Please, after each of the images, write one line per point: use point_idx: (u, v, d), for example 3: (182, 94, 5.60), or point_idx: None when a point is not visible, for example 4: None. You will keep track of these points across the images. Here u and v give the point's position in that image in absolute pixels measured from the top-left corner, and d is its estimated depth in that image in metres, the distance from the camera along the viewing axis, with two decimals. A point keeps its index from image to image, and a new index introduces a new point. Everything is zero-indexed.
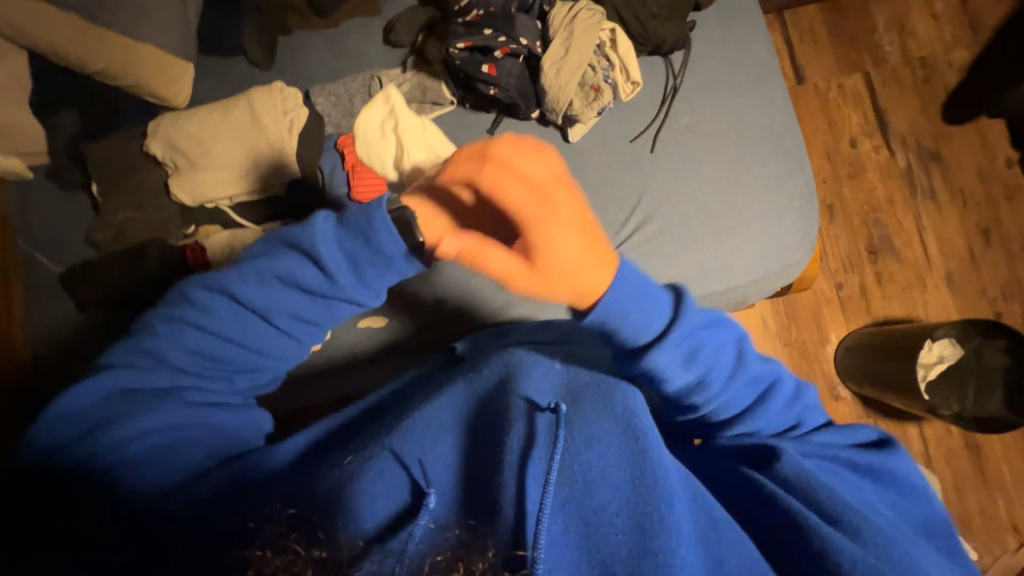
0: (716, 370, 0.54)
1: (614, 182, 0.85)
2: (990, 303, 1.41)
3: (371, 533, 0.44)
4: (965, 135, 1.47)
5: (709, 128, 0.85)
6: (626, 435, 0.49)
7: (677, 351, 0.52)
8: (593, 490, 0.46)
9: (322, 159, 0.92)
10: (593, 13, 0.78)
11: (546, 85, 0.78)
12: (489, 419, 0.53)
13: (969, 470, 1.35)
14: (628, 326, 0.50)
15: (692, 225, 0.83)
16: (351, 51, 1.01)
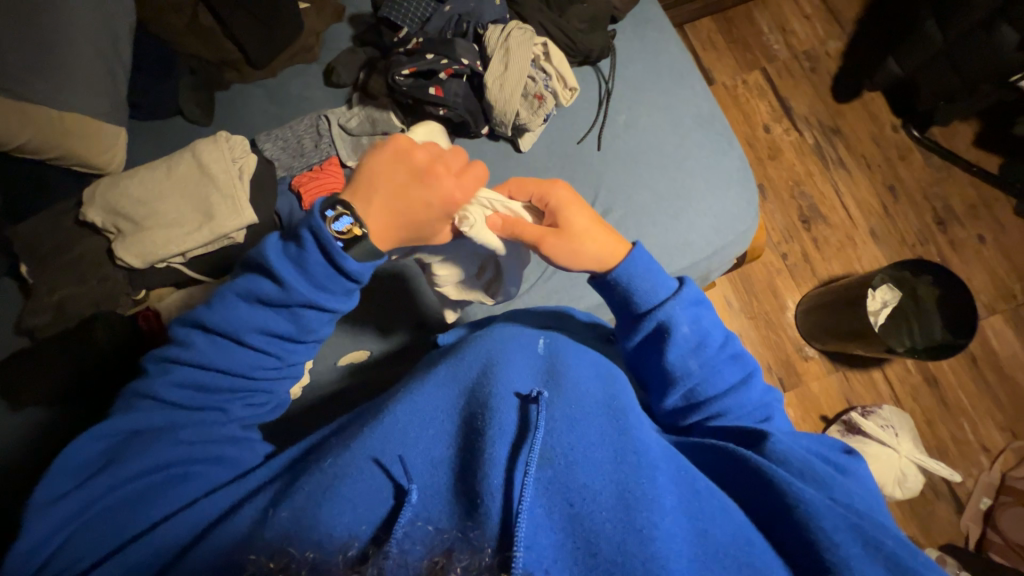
0: (708, 340, 0.58)
1: (569, 180, 0.90)
2: (911, 249, 1.57)
3: (354, 536, 0.39)
4: (855, 110, 1.68)
5: (645, 121, 0.93)
6: (609, 416, 0.49)
7: (682, 315, 0.57)
8: (578, 473, 0.43)
9: (278, 203, 0.91)
10: (525, 31, 0.85)
11: (492, 100, 0.83)
12: (467, 409, 0.49)
13: (932, 402, 1.46)
14: (647, 278, 0.58)
15: (648, 209, 0.88)
16: (293, 96, 1.02)
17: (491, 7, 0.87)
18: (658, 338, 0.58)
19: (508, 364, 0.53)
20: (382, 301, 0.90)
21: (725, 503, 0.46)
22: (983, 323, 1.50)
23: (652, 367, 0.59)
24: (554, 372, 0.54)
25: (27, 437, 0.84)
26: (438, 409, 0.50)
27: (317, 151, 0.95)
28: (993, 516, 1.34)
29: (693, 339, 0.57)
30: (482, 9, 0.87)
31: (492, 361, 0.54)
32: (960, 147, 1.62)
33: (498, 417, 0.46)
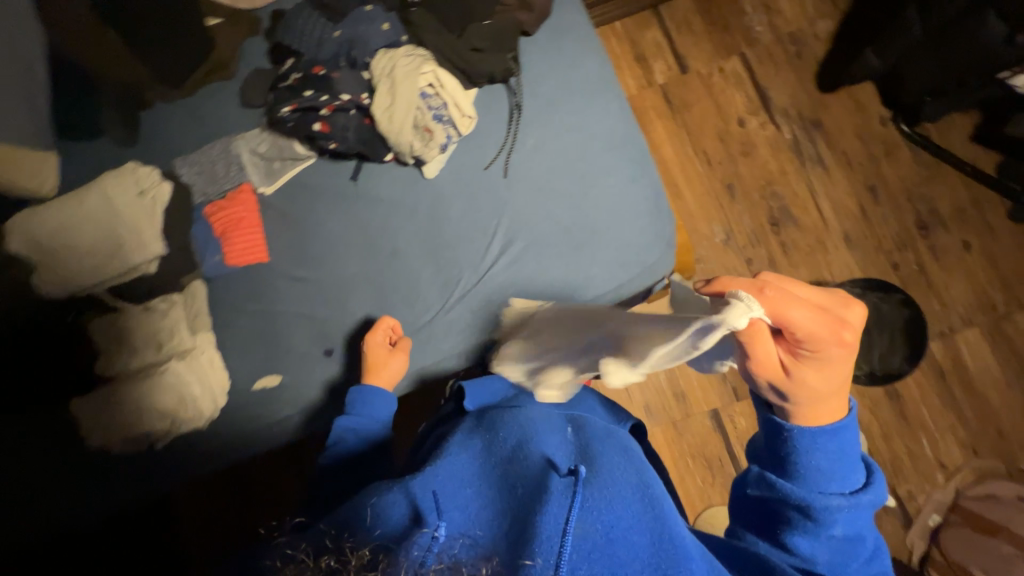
0: (859, 549, 0.54)
1: (475, 209, 0.90)
2: (887, 255, 1.48)
3: (381, 543, 0.48)
4: (841, 100, 1.55)
5: (554, 145, 0.89)
6: (645, 503, 0.54)
7: (842, 515, 0.53)
8: (617, 548, 0.48)
9: (194, 229, 0.94)
10: (409, 61, 0.87)
11: (383, 132, 0.87)
12: (508, 477, 0.58)
13: (891, 416, 1.41)
14: (832, 463, 0.53)
15: (551, 240, 0.87)
16: (210, 114, 1.01)
17: (379, 34, 0.90)
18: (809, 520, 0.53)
19: (545, 445, 0.62)
20: (295, 329, 0.93)
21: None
22: (957, 335, 1.43)
23: (768, 534, 0.56)
24: (587, 456, 0.61)
25: None
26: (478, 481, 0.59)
27: (228, 177, 0.95)
28: (940, 533, 1.32)
29: (842, 539, 0.53)
30: (369, 34, 0.89)
31: (525, 438, 0.64)
32: (955, 142, 1.48)
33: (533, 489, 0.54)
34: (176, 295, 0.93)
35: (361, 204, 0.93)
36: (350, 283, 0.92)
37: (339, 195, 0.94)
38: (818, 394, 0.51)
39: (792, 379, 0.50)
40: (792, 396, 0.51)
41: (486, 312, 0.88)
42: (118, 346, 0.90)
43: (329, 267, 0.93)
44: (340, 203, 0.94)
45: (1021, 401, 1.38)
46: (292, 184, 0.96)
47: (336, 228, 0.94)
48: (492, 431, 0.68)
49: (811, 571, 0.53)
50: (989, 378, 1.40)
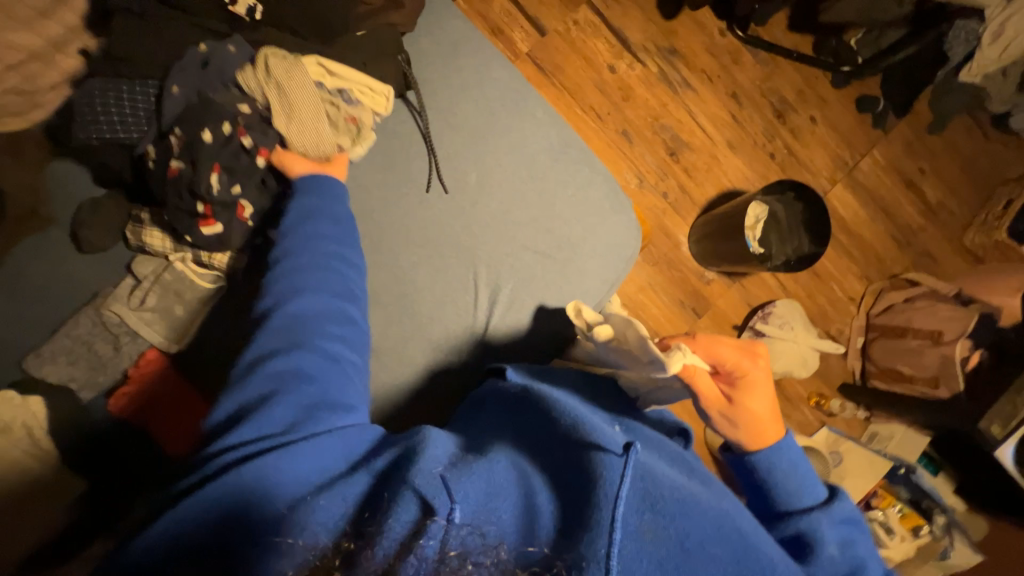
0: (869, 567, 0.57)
1: (443, 269, 0.81)
2: (763, 149, 1.69)
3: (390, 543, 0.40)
4: (684, 22, 1.66)
5: (499, 174, 0.82)
6: (709, 490, 0.54)
7: (826, 527, 0.58)
8: (695, 563, 0.45)
9: (106, 432, 0.73)
10: (282, 56, 0.67)
11: (304, 150, 0.68)
12: (570, 472, 0.52)
13: (810, 278, 1.68)
14: (800, 485, 0.60)
15: (535, 271, 0.82)
16: (43, 285, 0.73)
17: (230, 69, 0.68)
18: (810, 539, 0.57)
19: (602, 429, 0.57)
20: None
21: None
22: (829, 195, 1.72)
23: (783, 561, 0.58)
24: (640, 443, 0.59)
25: None
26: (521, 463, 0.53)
27: (119, 354, 0.73)
28: (868, 350, 1.62)
29: (840, 557, 0.56)
30: (216, 60, 0.68)
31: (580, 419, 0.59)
32: (779, 35, 1.69)
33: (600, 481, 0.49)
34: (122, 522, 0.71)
35: None
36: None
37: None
38: (757, 418, 0.60)
39: (736, 409, 0.60)
40: (738, 423, 0.61)
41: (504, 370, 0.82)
42: None
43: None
44: None
45: (883, 228, 1.74)
46: (212, 325, 0.76)
47: None
48: (536, 408, 0.62)
49: None
50: (859, 219, 1.73)
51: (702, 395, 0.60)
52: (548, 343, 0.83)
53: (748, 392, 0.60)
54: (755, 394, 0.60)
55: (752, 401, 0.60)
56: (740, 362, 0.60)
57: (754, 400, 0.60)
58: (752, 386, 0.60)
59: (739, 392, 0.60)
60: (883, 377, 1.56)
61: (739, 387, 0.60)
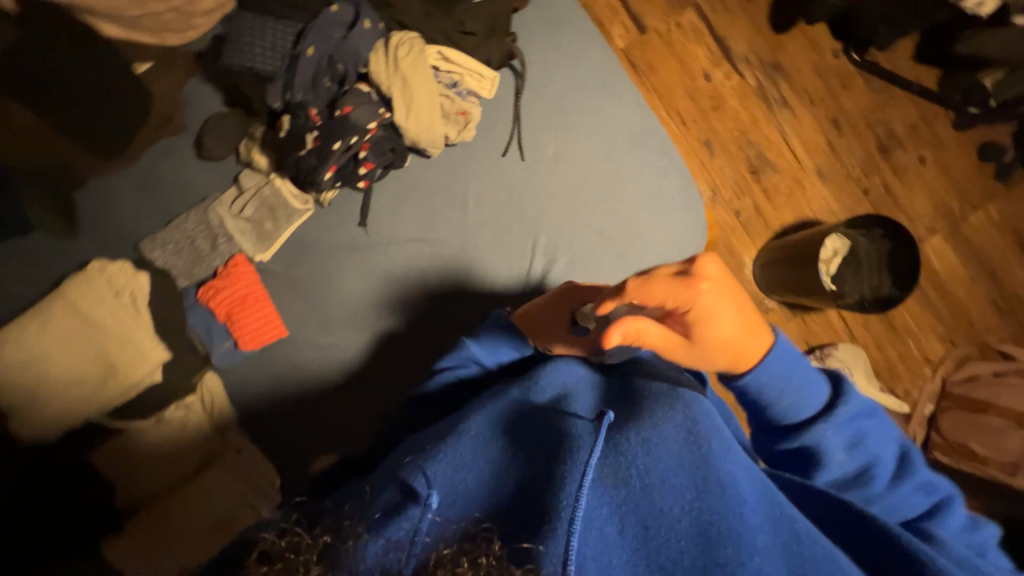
0: (877, 461, 0.57)
1: (506, 233, 0.84)
2: (857, 183, 1.57)
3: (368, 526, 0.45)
4: (795, 38, 1.58)
5: (577, 151, 0.83)
6: (690, 441, 0.50)
7: (834, 435, 0.56)
8: (653, 495, 0.47)
9: (190, 320, 0.81)
10: (412, 46, 0.69)
11: (418, 141, 0.73)
12: (539, 433, 0.53)
13: (882, 329, 1.55)
14: (799, 400, 0.56)
15: (593, 252, 0.83)
16: (169, 182, 0.85)
17: (363, 34, 0.69)
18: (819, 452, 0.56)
19: (578, 399, 0.59)
20: (338, 404, 0.84)
21: (824, 544, 0.46)
22: (925, 245, 1.57)
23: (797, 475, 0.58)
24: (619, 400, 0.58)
25: None
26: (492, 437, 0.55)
27: (215, 253, 0.82)
28: (936, 420, 1.48)
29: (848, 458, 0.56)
30: (352, 39, 0.69)
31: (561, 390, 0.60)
32: (901, 64, 1.56)
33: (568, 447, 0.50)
34: (190, 397, 0.81)
35: (380, 253, 0.85)
36: (391, 345, 0.84)
37: (357, 248, 0.85)
38: (730, 340, 0.52)
39: (695, 345, 0.52)
40: (713, 354, 0.53)
41: None
42: (140, 467, 0.78)
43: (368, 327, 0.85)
44: (357, 257, 0.85)
45: (982, 292, 1.56)
46: (296, 243, 0.85)
47: (359, 286, 0.85)
48: (514, 386, 0.63)
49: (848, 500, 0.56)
50: (956, 278, 1.56)
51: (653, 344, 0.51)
52: None
53: (702, 319, 0.51)
54: (714, 318, 0.50)
55: (715, 322, 0.51)
56: (680, 291, 0.50)
57: (718, 322, 0.51)
58: (706, 312, 0.50)
59: (694, 319, 0.51)
60: (948, 453, 1.42)
61: (691, 318, 0.51)
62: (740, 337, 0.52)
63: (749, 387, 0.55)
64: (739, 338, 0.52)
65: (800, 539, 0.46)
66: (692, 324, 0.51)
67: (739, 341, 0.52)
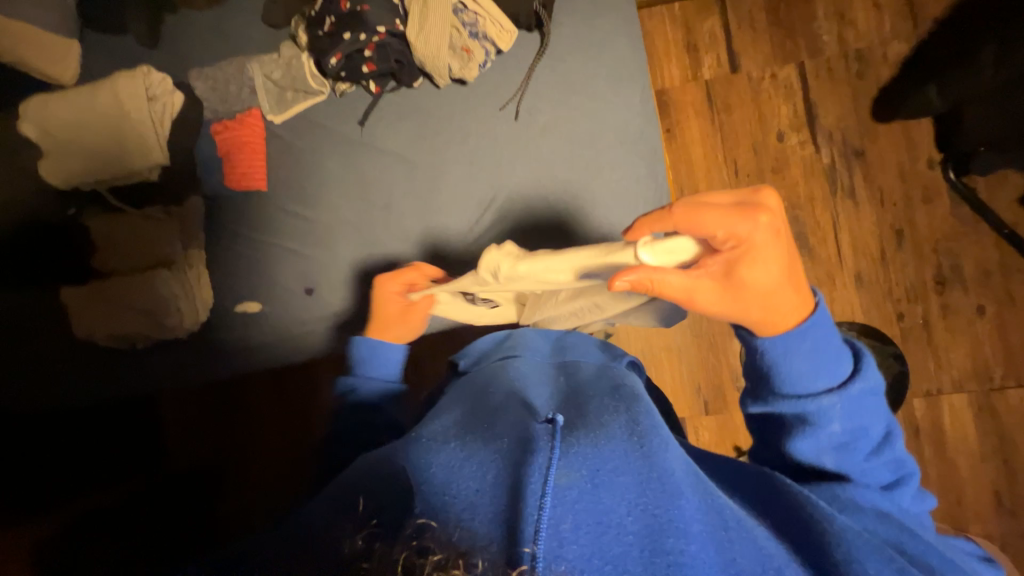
0: (865, 436, 0.58)
1: (473, 178, 0.89)
2: (895, 304, 1.43)
3: (361, 537, 0.46)
4: (892, 132, 1.45)
5: (566, 128, 0.86)
6: (635, 444, 0.53)
7: (837, 412, 0.56)
8: (603, 491, 0.47)
9: (200, 145, 0.95)
10: None
11: (421, 59, 0.80)
12: (503, 426, 0.55)
13: None
14: (811, 368, 0.56)
15: (541, 224, 0.86)
16: (233, 32, 0.99)
17: None
18: (806, 429, 0.57)
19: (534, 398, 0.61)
20: (282, 264, 0.96)
21: (755, 537, 0.49)
22: (944, 397, 1.40)
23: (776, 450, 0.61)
24: (572, 404, 0.60)
25: None
26: (458, 435, 0.56)
27: (239, 99, 0.94)
28: None
29: (841, 433, 0.57)
30: None
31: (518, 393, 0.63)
32: (1000, 201, 1.39)
33: (526, 442, 0.51)
34: (174, 207, 0.96)
35: (364, 153, 0.93)
36: (340, 234, 0.94)
37: (348, 142, 0.94)
38: (767, 287, 0.53)
39: (737, 289, 0.53)
40: (750, 302, 0.53)
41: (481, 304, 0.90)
42: (115, 246, 0.94)
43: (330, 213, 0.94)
44: (344, 148, 0.94)
45: (987, 476, 1.37)
46: (303, 118, 0.95)
47: (337, 174, 0.94)
48: (479, 391, 0.66)
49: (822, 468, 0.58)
50: (964, 447, 1.38)
51: (684, 280, 0.53)
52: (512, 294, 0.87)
53: (746, 258, 0.52)
54: (758, 261, 0.52)
55: (760, 264, 0.52)
56: (741, 224, 0.51)
57: (758, 266, 0.52)
58: (754, 254, 0.52)
59: (738, 257, 0.52)
60: None
61: (738, 256, 0.52)
62: (778, 290, 0.54)
63: (767, 351, 0.56)
64: (773, 291, 0.53)
65: (727, 526, 0.49)
66: (737, 262, 0.52)
67: (774, 297, 0.54)
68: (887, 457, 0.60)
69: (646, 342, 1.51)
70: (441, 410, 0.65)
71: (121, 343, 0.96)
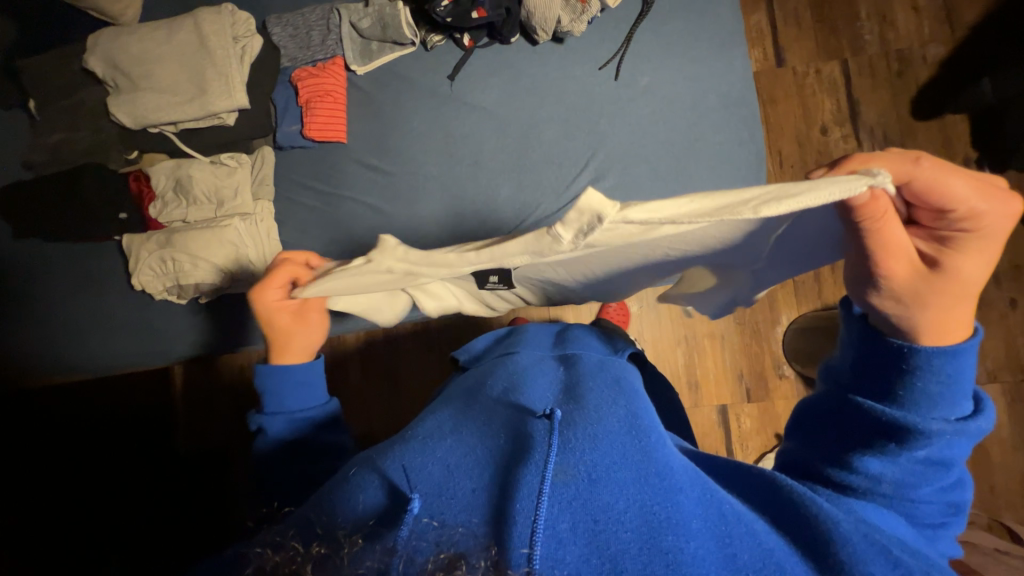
0: (943, 476, 0.42)
1: (568, 137, 0.87)
2: None
3: (357, 528, 0.41)
4: (931, 131, 1.50)
5: (668, 90, 0.85)
6: (633, 435, 0.47)
7: (941, 442, 0.41)
8: (601, 489, 0.41)
9: (276, 93, 0.91)
10: None
11: (533, 8, 0.81)
12: (500, 424, 0.50)
13: None
14: (940, 386, 0.40)
15: (640, 185, 0.84)
16: None
17: None
18: (891, 439, 0.41)
19: (528, 394, 0.56)
20: (360, 221, 0.91)
21: (756, 527, 0.40)
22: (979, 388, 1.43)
23: (821, 452, 0.45)
24: (571, 396, 0.55)
25: (37, 262, 0.94)
26: (455, 431, 0.51)
27: (322, 47, 0.90)
28: None
29: (923, 465, 0.41)
30: None
31: (516, 388, 0.57)
32: None
33: (525, 439, 0.46)
34: (245, 157, 0.91)
35: (453, 107, 0.90)
36: (423, 190, 0.90)
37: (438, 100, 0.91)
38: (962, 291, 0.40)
39: (938, 278, 0.39)
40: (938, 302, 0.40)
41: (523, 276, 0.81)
42: (181, 195, 0.89)
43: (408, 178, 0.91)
44: (433, 102, 0.91)
45: (1021, 465, 1.40)
46: (388, 71, 0.92)
47: (423, 128, 0.91)
48: (480, 386, 0.61)
49: (871, 495, 0.42)
50: (996, 437, 1.42)
51: (885, 246, 0.39)
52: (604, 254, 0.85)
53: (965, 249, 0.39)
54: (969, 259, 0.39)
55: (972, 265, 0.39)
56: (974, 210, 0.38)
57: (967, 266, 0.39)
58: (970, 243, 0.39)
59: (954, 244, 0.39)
60: None
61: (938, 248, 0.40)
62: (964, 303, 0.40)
63: (915, 355, 0.40)
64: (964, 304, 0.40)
65: (727, 520, 0.40)
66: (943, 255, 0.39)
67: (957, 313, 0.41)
68: (951, 512, 0.44)
69: (691, 328, 1.50)
70: (437, 409, 0.60)
71: (178, 298, 0.88)
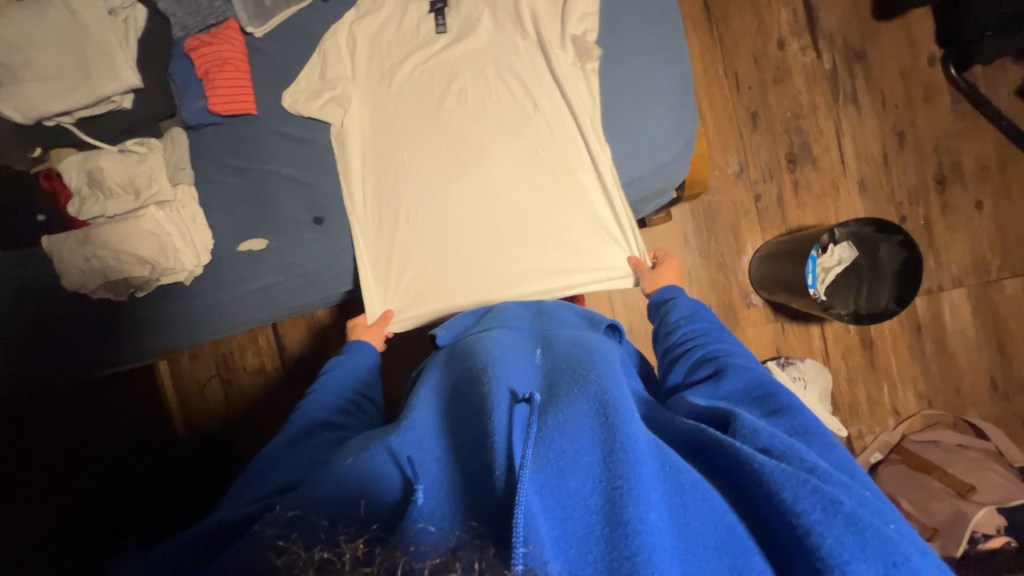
0: (786, 417, 0.50)
1: (483, 99, 0.88)
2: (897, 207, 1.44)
3: (359, 520, 0.39)
4: (893, 32, 1.43)
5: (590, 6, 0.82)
6: (600, 410, 0.44)
7: (747, 376, 0.57)
8: (570, 476, 0.39)
9: (174, 68, 0.86)
10: None
11: None
12: (471, 409, 0.49)
13: (861, 362, 1.45)
14: (736, 355, 0.63)
15: (537, 136, 0.87)
16: None
17: None
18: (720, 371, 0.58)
19: (504, 367, 0.53)
20: (285, 196, 0.88)
21: (710, 495, 0.40)
22: (944, 294, 1.44)
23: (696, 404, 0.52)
24: (548, 375, 0.53)
25: None
26: (434, 423, 0.50)
27: (211, 9, 0.84)
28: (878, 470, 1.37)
29: (754, 396, 0.54)
30: None
31: (495, 359, 0.55)
32: (999, 95, 1.41)
33: (496, 420, 0.44)
34: (156, 142, 0.87)
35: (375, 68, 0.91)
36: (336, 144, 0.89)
37: (391, 41, 0.90)
38: None
39: None
40: None
41: (452, 239, 0.89)
42: (96, 189, 0.85)
43: (386, 89, 0.90)
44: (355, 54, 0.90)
45: (986, 364, 1.44)
46: (289, 29, 0.87)
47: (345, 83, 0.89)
48: (459, 361, 0.59)
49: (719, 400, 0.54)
50: (962, 340, 1.44)
51: None
52: (517, 211, 0.88)
53: None
54: None
55: None
56: None
57: None
58: None
59: None
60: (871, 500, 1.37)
61: None
62: None
63: (723, 340, 0.66)
64: None
65: (682, 489, 0.40)
66: None
67: None
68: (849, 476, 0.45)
69: None
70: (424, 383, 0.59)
71: (113, 295, 0.86)
